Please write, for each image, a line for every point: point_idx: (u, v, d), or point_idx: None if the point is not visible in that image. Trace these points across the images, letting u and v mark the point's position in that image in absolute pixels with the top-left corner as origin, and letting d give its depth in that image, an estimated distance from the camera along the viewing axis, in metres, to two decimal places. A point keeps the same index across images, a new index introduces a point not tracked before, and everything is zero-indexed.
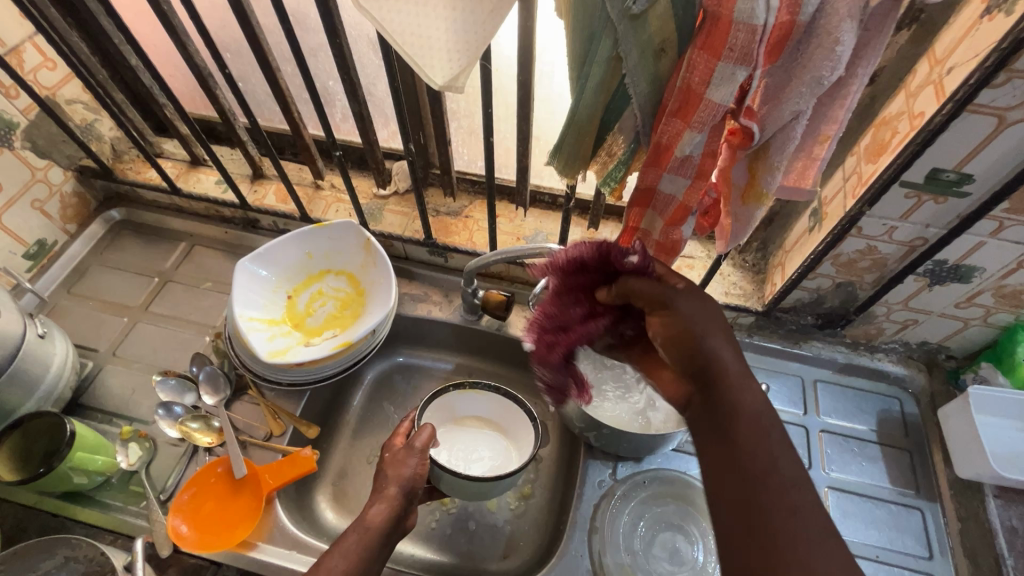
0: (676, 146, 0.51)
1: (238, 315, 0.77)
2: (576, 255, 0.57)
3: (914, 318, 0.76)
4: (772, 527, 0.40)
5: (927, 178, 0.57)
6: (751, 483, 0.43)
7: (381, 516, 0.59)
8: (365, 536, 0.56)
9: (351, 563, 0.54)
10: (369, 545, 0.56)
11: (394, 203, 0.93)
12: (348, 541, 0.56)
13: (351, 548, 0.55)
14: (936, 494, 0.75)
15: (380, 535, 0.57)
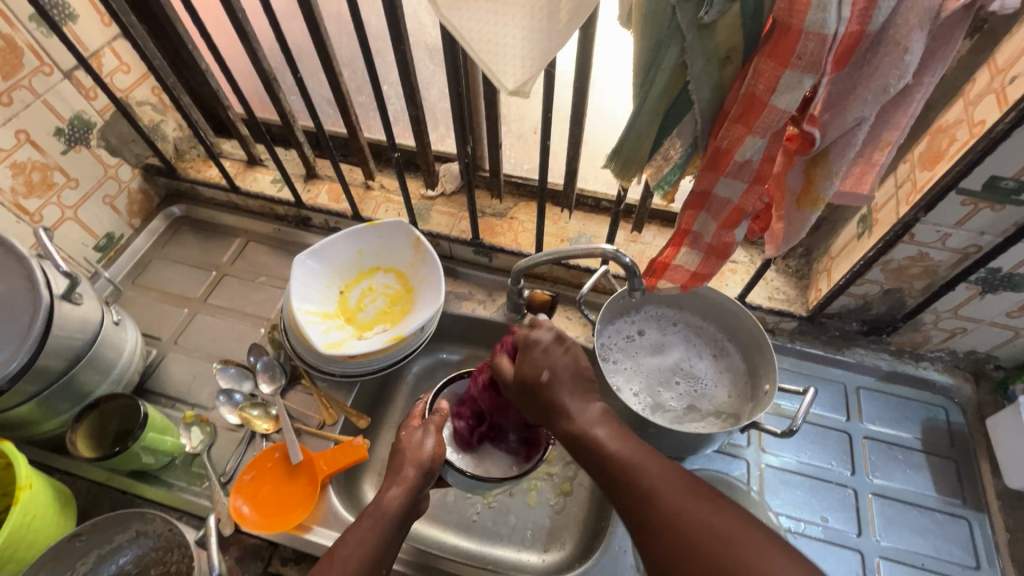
0: (737, 150, 0.53)
1: (296, 308, 0.81)
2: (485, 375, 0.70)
3: (963, 326, 0.76)
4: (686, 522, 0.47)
5: (985, 186, 0.57)
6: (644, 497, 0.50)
7: (397, 500, 0.63)
8: (381, 522, 0.61)
9: (365, 552, 0.59)
10: (384, 531, 0.61)
11: (441, 203, 0.96)
12: (361, 529, 0.61)
13: (365, 537, 0.60)
14: (983, 504, 0.75)
15: (395, 520, 0.62)
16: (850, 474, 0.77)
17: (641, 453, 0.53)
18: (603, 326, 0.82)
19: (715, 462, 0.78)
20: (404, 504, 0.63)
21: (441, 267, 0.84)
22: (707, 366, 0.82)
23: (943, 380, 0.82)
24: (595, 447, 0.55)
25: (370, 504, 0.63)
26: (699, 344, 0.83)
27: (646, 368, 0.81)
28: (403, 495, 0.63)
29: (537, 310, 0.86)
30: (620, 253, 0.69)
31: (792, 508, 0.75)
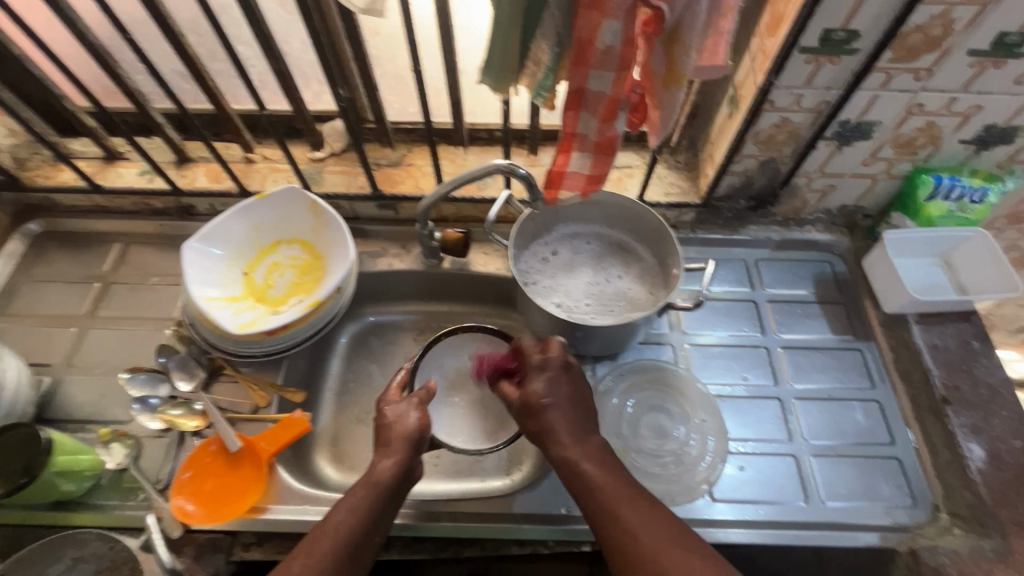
0: (597, 38, 0.55)
1: (196, 296, 0.76)
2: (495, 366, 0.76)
3: (831, 183, 0.84)
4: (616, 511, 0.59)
5: (821, 41, 0.62)
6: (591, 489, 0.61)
7: (389, 471, 0.64)
8: (374, 491, 0.62)
9: (357, 518, 0.60)
10: (376, 500, 0.62)
11: (332, 163, 0.92)
12: (355, 497, 0.62)
13: (357, 504, 0.61)
14: (871, 333, 0.85)
15: (390, 489, 0.63)
16: (760, 334, 0.85)
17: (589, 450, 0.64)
18: (519, 252, 0.85)
19: (645, 352, 0.83)
20: (399, 469, 0.64)
21: (346, 226, 0.81)
22: (616, 265, 0.86)
23: (825, 237, 0.92)
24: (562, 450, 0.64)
25: (369, 471, 0.64)
26: (604, 248, 0.87)
27: (564, 282, 0.84)
28: (396, 465, 0.64)
29: (454, 250, 0.86)
30: (514, 167, 0.71)
31: (718, 376, 0.82)
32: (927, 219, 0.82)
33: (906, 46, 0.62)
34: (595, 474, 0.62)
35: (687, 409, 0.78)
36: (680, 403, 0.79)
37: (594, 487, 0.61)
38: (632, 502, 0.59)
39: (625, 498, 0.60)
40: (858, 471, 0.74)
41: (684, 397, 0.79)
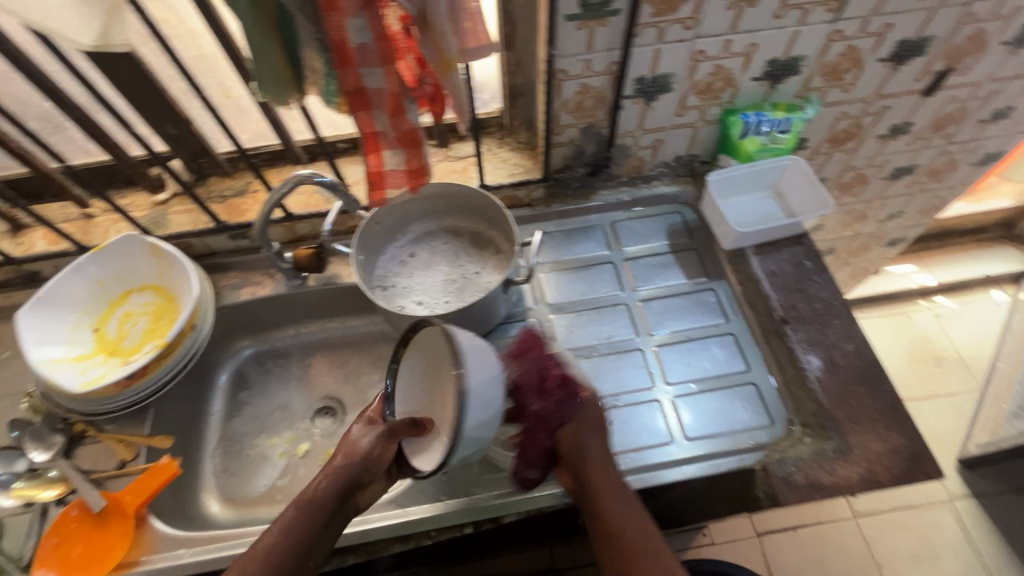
0: (346, 37, 0.56)
1: (35, 362, 0.74)
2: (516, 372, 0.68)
3: (657, 138, 0.88)
4: (617, 518, 0.59)
5: (581, 7, 0.65)
6: (598, 499, 0.61)
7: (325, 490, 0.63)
8: (307, 509, 0.61)
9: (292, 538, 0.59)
10: (311, 521, 0.60)
11: (176, 203, 0.90)
12: (290, 514, 0.60)
13: (292, 520, 0.60)
14: (722, 272, 0.89)
15: (324, 507, 0.62)
16: (620, 292, 0.89)
17: (624, 506, 0.60)
18: (375, 257, 0.86)
19: (511, 330, 0.86)
20: (334, 493, 0.63)
21: (190, 264, 0.80)
22: (471, 254, 0.88)
23: (671, 190, 0.96)
24: (602, 472, 0.63)
25: (307, 489, 0.63)
26: (458, 241, 0.90)
27: (420, 280, 0.86)
28: (333, 485, 0.63)
29: (308, 267, 0.86)
30: (314, 174, 0.71)
31: (583, 339, 0.85)
32: (746, 155, 0.86)
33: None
34: (605, 473, 0.63)
35: None
36: None
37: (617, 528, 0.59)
38: (633, 532, 0.58)
39: (614, 476, 0.63)
40: (719, 401, 0.78)
41: None
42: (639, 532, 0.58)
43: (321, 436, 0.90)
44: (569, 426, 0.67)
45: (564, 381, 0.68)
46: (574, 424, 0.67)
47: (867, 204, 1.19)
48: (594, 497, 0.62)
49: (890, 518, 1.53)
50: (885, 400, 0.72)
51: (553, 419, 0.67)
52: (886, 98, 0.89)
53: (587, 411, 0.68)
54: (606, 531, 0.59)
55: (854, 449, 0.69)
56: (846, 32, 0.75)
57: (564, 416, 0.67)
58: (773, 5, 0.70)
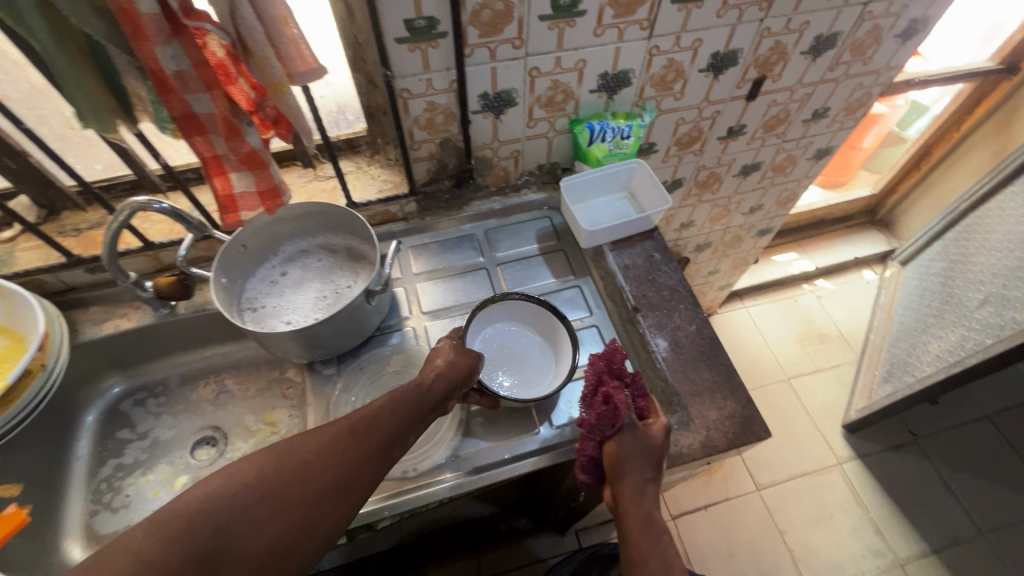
0: (161, 65, 0.57)
1: None
2: (596, 378, 0.70)
3: (515, 148, 0.94)
4: (642, 551, 0.61)
5: (408, 31, 0.70)
6: (627, 525, 0.64)
7: (438, 386, 0.66)
8: (417, 394, 0.63)
9: (402, 417, 0.61)
10: (417, 408, 0.62)
11: (25, 240, 0.87)
12: (402, 395, 0.63)
13: (400, 403, 0.62)
14: (587, 268, 0.95)
15: (431, 398, 0.64)
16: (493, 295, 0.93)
17: (651, 535, 0.63)
18: (243, 281, 0.87)
19: (387, 342, 0.89)
20: (441, 390, 0.66)
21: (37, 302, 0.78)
22: (342, 269, 0.90)
23: (538, 196, 1.02)
24: (638, 502, 0.65)
25: (415, 378, 0.66)
26: (329, 258, 0.92)
27: (289, 299, 0.87)
28: (444, 382, 0.66)
29: (170, 295, 0.84)
30: (151, 201, 0.71)
31: None
32: (596, 161, 0.94)
33: (485, 22, 0.72)
34: (644, 503, 0.65)
35: None
36: None
37: (638, 560, 0.61)
38: (657, 557, 0.61)
39: (653, 509, 0.65)
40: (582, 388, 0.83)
41: None
42: (667, 561, 0.61)
43: (200, 467, 0.88)
44: (613, 443, 0.67)
45: (611, 395, 0.67)
46: (631, 445, 0.67)
47: (726, 199, 1.31)
48: (626, 527, 0.64)
49: (790, 487, 1.65)
50: (722, 372, 0.80)
51: (597, 434, 0.68)
52: (716, 104, 0.99)
53: (635, 435, 0.67)
54: (627, 556, 0.62)
55: (695, 419, 0.76)
56: (663, 48, 0.84)
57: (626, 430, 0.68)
58: (590, 25, 0.77)
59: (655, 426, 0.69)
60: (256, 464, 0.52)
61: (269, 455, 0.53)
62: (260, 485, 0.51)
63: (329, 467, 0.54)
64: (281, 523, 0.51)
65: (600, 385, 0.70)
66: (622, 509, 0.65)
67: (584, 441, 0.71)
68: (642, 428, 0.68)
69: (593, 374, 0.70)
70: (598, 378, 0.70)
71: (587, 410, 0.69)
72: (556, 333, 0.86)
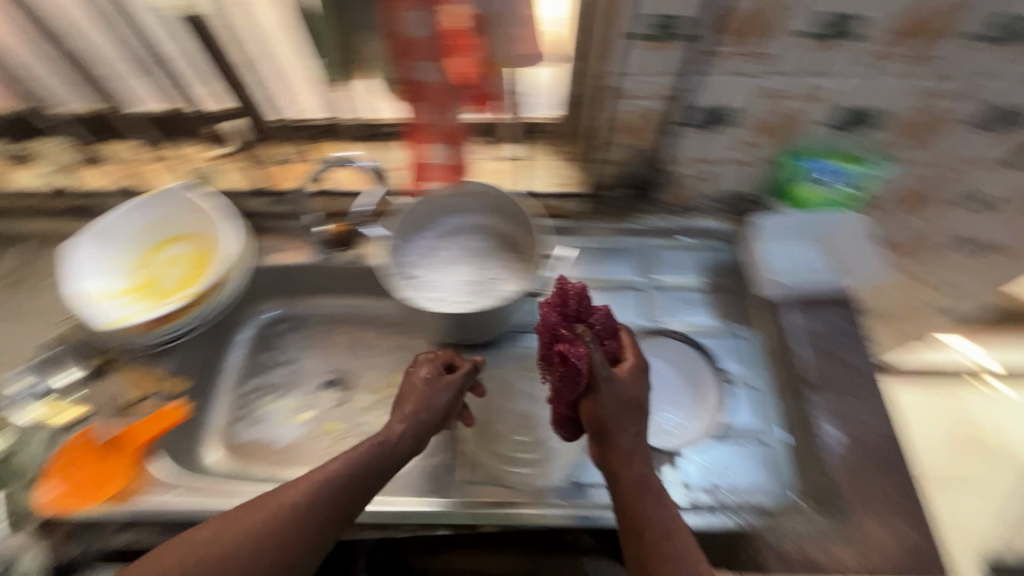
0: (404, 29, 0.57)
1: (82, 291, 0.81)
2: (546, 322, 0.62)
3: (708, 169, 0.84)
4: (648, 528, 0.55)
5: (654, 27, 0.66)
6: (629, 493, 0.57)
7: (407, 437, 0.64)
8: (383, 455, 0.61)
9: (336, 489, 0.56)
10: (354, 479, 0.58)
11: (230, 160, 0.94)
12: (357, 452, 0.60)
13: (336, 473, 0.57)
14: (750, 318, 0.87)
15: (370, 466, 0.60)
16: (643, 320, 0.87)
17: (656, 499, 0.57)
18: (402, 245, 0.86)
19: (525, 340, 0.87)
20: (411, 437, 0.64)
21: (239, 218, 0.86)
22: (495, 259, 0.87)
23: (716, 225, 0.92)
24: (628, 467, 0.58)
25: (382, 432, 0.63)
26: (485, 243, 0.88)
27: (441, 278, 0.86)
28: (408, 428, 0.64)
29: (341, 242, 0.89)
30: (347, 160, 0.80)
31: None
32: (802, 202, 0.84)
33: None
34: (636, 466, 0.59)
35: None
36: None
37: (645, 529, 0.54)
38: (665, 537, 0.54)
39: (646, 471, 0.59)
40: (723, 452, 0.74)
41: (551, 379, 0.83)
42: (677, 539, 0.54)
43: (321, 409, 0.92)
44: (590, 404, 0.60)
45: (566, 356, 0.58)
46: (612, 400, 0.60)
47: None
48: (624, 497, 0.57)
49: None
50: (904, 488, 0.68)
51: (567, 397, 0.61)
52: None
53: (618, 389, 0.60)
54: (631, 533, 0.55)
55: (860, 534, 0.65)
56: (935, 89, 0.70)
57: (600, 386, 0.60)
58: None
59: (622, 370, 0.61)
60: (197, 542, 0.52)
61: (203, 531, 0.53)
62: (224, 553, 0.51)
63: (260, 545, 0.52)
64: None
65: (557, 333, 0.61)
66: (619, 479, 0.58)
67: (556, 402, 0.65)
68: (619, 380, 0.60)
69: (546, 318, 0.62)
70: (547, 329, 0.62)
71: (548, 366, 0.62)
72: (701, 384, 0.81)
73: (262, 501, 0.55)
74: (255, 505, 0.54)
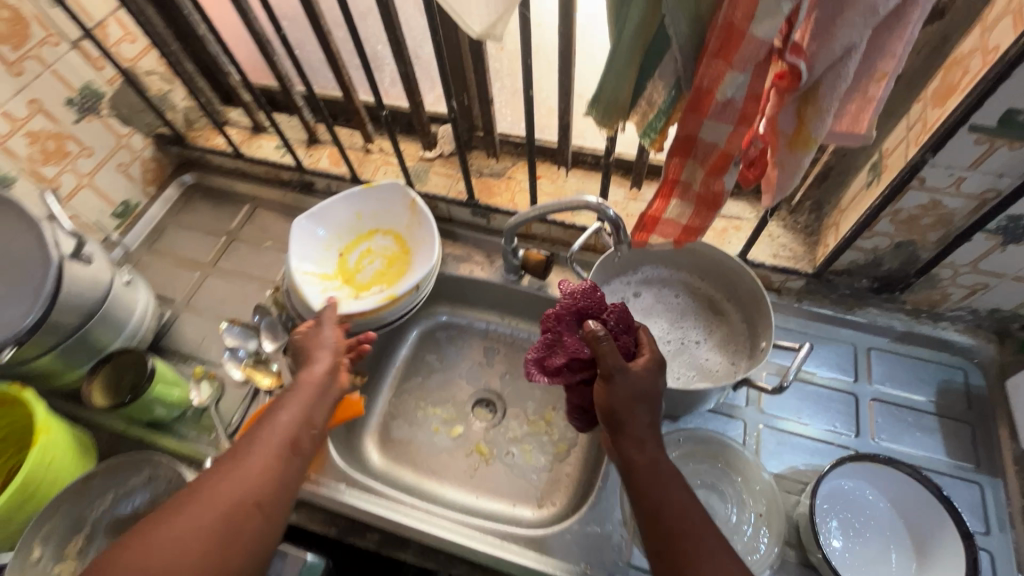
0: (718, 89, 0.50)
1: (294, 269, 0.83)
2: (558, 312, 0.64)
3: (984, 282, 0.70)
4: (675, 528, 0.53)
5: (1000, 122, 0.52)
6: (642, 488, 0.55)
7: (321, 372, 0.68)
8: (314, 391, 0.66)
9: (302, 415, 0.64)
10: (308, 401, 0.66)
11: (439, 164, 0.95)
12: (307, 393, 0.66)
13: (296, 406, 0.64)
14: (998, 468, 0.71)
15: (316, 392, 0.67)
16: (853, 435, 0.75)
17: (670, 478, 0.56)
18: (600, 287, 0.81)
19: (710, 422, 0.77)
20: (326, 377, 0.68)
21: (437, 233, 0.85)
22: (699, 324, 0.80)
23: (962, 340, 0.78)
24: (643, 459, 0.56)
25: (309, 372, 0.68)
26: (689, 303, 0.82)
27: None
28: (326, 370, 0.69)
29: (533, 270, 0.86)
30: (603, 206, 0.66)
31: (792, 467, 0.74)
32: None
33: None
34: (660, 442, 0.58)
35: (745, 498, 0.71)
36: (735, 487, 0.72)
37: (657, 512, 0.54)
38: (690, 529, 0.53)
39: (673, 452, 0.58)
40: None
41: (741, 478, 0.72)
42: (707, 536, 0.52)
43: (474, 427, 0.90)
44: (602, 391, 0.58)
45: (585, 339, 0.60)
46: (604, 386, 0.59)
47: None
48: (636, 487, 0.56)
49: None
50: None
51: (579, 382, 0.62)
52: None
53: (629, 381, 0.57)
54: (656, 532, 0.54)
55: None
56: None
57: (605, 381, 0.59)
58: None
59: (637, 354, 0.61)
60: (202, 496, 0.55)
61: (186, 496, 0.56)
62: (229, 502, 0.55)
63: (262, 478, 0.58)
64: (248, 519, 0.55)
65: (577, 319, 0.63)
66: (627, 466, 0.57)
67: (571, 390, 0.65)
68: (634, 370, 0.58)
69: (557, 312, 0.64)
70: (565, 319, 0.62)
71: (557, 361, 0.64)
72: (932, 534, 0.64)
73: (226, 472, 0.57)
74: (240, 459, 0.58)
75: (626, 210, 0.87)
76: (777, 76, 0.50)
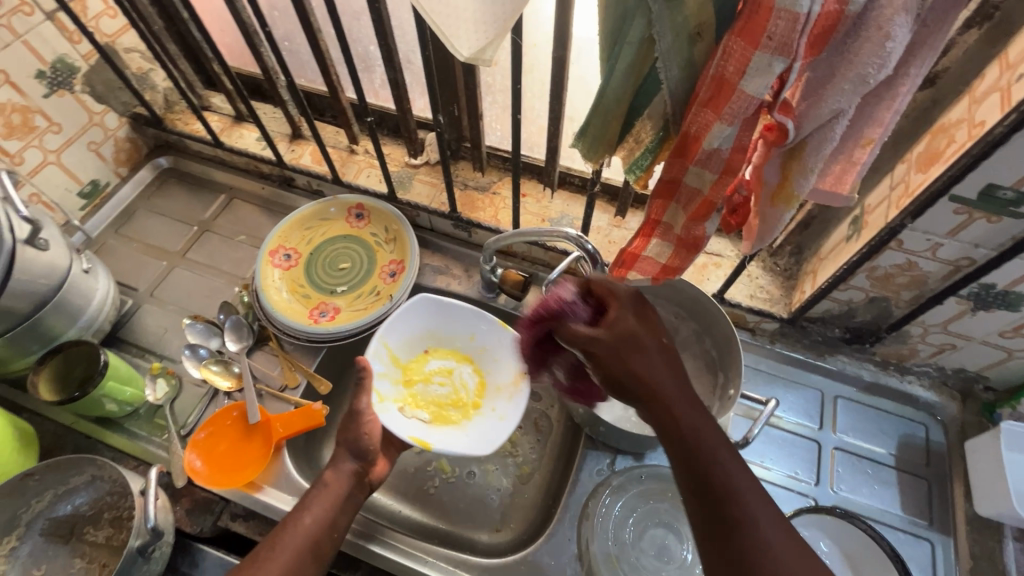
0: (704, 137, 0.48)
1: (378, 333, 0.77)
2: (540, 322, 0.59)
3: (952, 343, 0.71)
4: (728, 497, 0.46)
5: (980, 195, 0.52)
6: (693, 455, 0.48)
7: (342, 477, 0.65)
8: (332, 494, 0.64)
9: (322, 516, 0.62)
10: (330, 509, 0.63)
11: (424, 172, 0.93)
12: (322, 495, 0.63)
13: (317, 507, 0.62)
14: (950, 528, 0.72)
15: (343, 492, 0.64)
16: (814, 484, 0.75)
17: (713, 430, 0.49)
18: None
19: None
20: (350, 478, 0.66)
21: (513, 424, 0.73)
22: None
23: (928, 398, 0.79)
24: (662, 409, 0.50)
25: (327, 472, 0.66)
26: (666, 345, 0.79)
27: None
28: (351, 469, 0.66)
29: (510, 290, 0.84)
30: (581, 239, 0.66)
31: None
32: None
33: None
34: (680, 421, 0.49)
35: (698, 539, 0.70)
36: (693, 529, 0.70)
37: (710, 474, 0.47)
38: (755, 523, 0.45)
39: (704, 423, 0.49)
40: None
41: None
42: (776, 540, 0.45)
43: None
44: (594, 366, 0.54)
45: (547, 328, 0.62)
46: (604, 342, 0.53)
47: None
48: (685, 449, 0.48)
49: None
50: None
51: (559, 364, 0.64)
52: None
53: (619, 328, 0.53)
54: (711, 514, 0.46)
55: None
56: None
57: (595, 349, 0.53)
58: None
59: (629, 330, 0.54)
60: None
61: None
62: None
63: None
64: None
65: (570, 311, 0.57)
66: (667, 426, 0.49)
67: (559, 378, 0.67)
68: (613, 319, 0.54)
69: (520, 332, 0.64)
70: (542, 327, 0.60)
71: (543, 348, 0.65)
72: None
73: None
74: (258, 566, 0.57)
75: (609, 237, 0.86)
76: (765, 128, 0.49)
